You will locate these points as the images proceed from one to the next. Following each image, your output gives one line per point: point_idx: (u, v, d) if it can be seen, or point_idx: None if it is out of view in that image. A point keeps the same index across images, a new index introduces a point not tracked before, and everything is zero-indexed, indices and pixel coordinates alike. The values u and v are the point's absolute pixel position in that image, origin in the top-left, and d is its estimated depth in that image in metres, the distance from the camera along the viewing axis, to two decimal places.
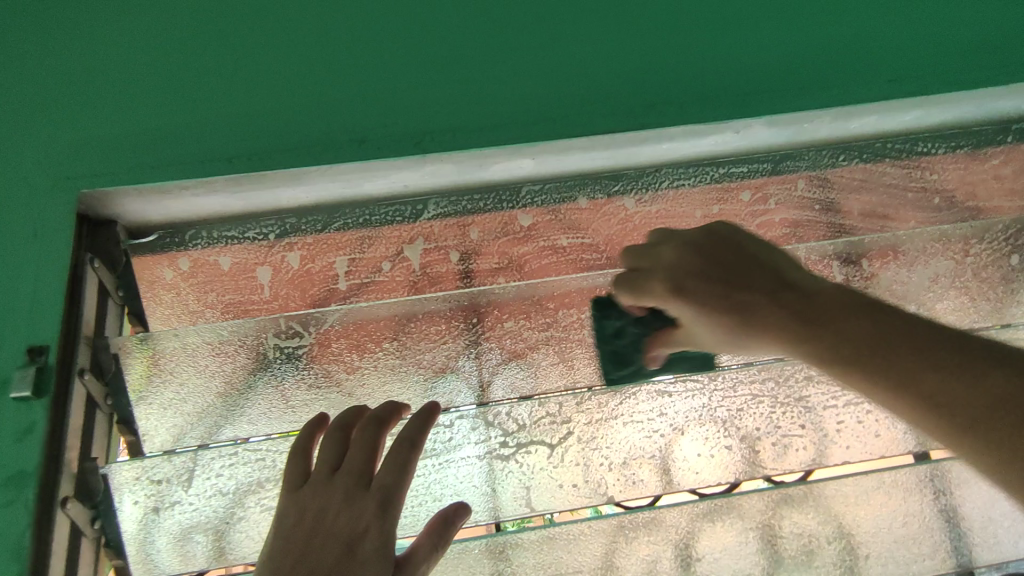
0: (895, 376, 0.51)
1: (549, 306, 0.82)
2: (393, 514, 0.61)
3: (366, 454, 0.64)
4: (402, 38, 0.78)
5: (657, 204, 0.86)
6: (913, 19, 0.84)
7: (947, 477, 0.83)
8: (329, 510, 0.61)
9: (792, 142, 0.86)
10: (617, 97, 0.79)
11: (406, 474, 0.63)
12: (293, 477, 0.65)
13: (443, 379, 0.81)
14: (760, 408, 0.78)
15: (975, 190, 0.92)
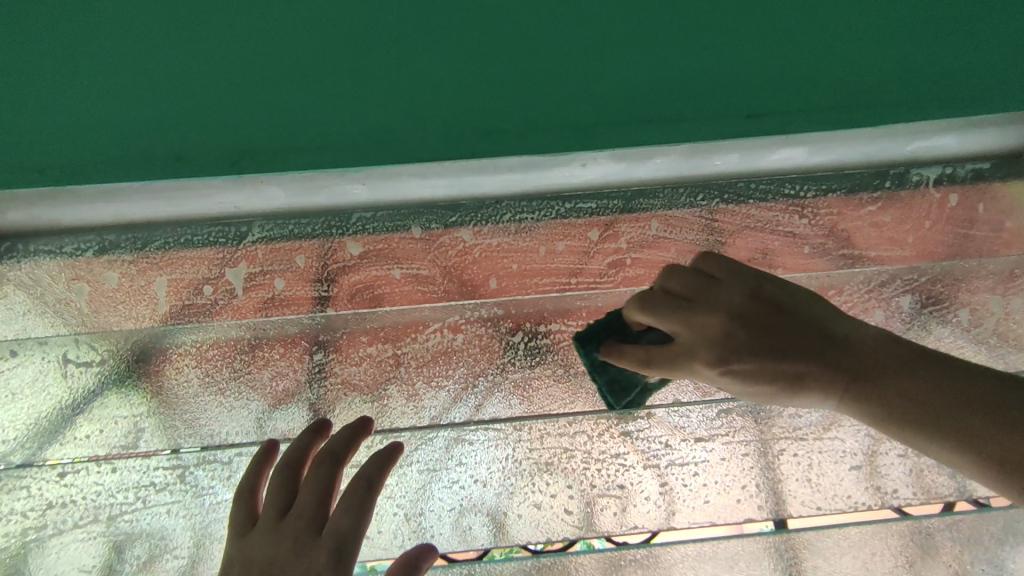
0: (964, 442, 0.55)
1: (364, 340, 0.81)
2: (347, 561, 0.57)
3: (321, 498, 0.61)
4: (218, 39, 0.69)
5: (497, 238, 0.82)
6: (801, 44, 0.74)
7: (797, 552, 0.75)
8: (279, 561, 0.57)
9: (645, 179, 0.81)
10: (456, 121, 0.72)
11: (363, 517, 0.59)
12: (239, 522, 0.62)
13: (282, 408, 0.78)
14: (573, 463, 0.73)
15: (850, 237, 0.86)
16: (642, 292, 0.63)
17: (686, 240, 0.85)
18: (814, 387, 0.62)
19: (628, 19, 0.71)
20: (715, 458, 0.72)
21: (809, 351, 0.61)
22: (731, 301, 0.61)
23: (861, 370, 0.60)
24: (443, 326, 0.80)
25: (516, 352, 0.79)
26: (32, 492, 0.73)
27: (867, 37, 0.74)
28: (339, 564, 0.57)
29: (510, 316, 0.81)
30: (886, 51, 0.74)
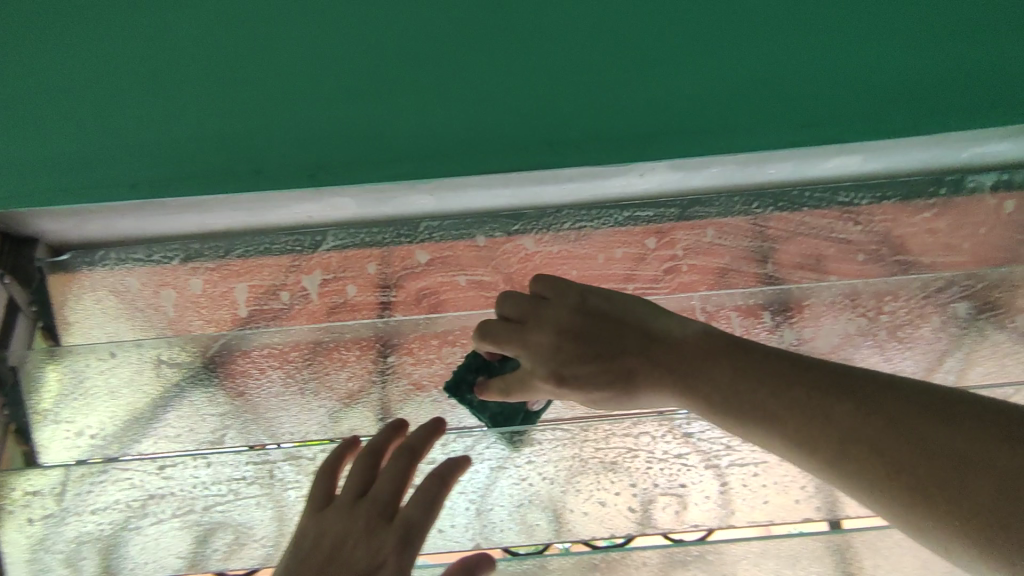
0: (913, 493, 0.48)
1: (434, 343, 0.83)
2: (411, 548, 0.63)
3: (394, 486, 0.65)
4: (301, 59, 0.73)
5: (558, 245, 0.86)
6: (861, 54, 0.75)
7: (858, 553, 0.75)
8: (351, 539, 0.63)
9: (701, 188, 0.84)
10: (521, 135, 0.75)
11: (432, 512, 0.64)
12: (318, 497, 0.67)
13: (349, 411, 0.82)
14: (636, 462, 0.75)
15: (905, 243, 0.87)
16: (520, 338, 0.66)
17: (740, 247, 0.88)
18: (843, 442, 0.52)
19: (690, 34, 0.74)
20: (776, 461, 0.74)
21: (814, 391, 0.54)
22: (676, 338, 0.63)
23: (865, 427, 0.51)
24: None
25: None
26: (135, 483, 0.77)
27: (927, 48, 0.75)
28: (404, 550, 0.62)
29: None
30: (946, 61, 0.75)
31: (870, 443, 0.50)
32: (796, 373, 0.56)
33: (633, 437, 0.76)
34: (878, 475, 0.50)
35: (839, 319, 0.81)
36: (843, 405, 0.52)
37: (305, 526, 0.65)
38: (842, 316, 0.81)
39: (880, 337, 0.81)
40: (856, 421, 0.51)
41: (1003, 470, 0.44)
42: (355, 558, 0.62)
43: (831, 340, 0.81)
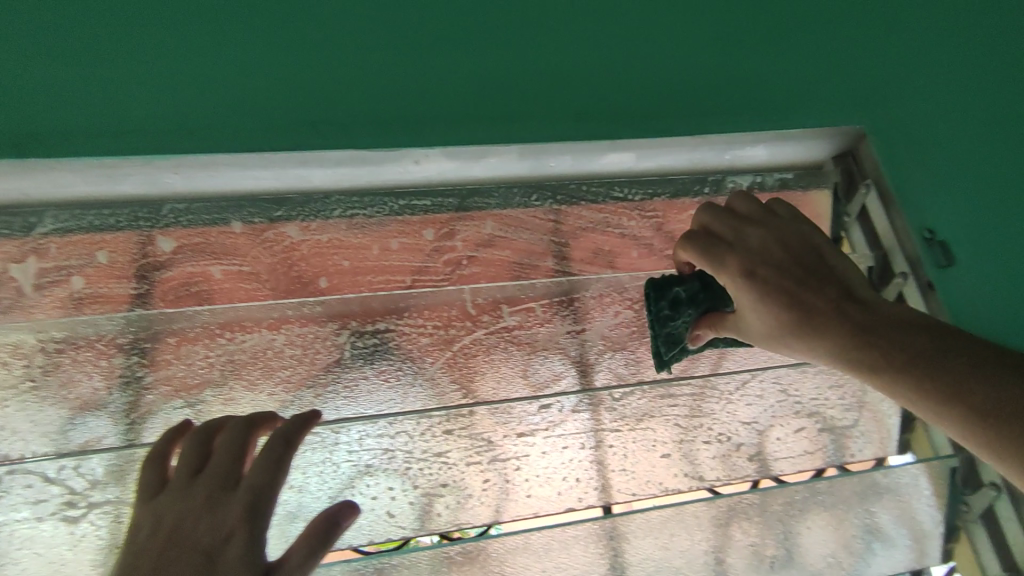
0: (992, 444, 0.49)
1: (172, 341, 0.73)
2: (262, 514, 0.55)
3: (233, 459, 0.60)
4: (11, 15, 0.65)
5: (327, 233, 0.80)
6: (617, 54, 0.79)
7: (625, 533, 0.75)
8: (189, 515, 0.55)
9: (477, 178, 0.82)
10: (276, 113, 0.71)
11: (279, 472, 0.58)
12: (149, 486, 0.60)
13: (87, 416, 0.70)
14: (395, 463, 0.71)
15: (673, 238, 0.91)
16: (737, 228, 0.64)
17: (519, 239, 0.87)
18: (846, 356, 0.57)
19: (451, 24, 0.74)
20: (533, 453, 0.75)
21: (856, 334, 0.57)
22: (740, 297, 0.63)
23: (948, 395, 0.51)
24: (263, 324, 0.74)
25: (344, 353, 0.76)
26: None
27: (676, 54, 0.81)
28: (254, 517, 0.55)
29: (338, 314, 0.76)
30: (692, 66, 0.81)
31: (925, 378, 0.53)
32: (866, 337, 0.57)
33: (388, 438, 0.71)
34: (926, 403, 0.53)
35: (604, 313, 0.83)
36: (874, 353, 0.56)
37: (144, 515, 0.57)
38: (610, 309, 0.84)
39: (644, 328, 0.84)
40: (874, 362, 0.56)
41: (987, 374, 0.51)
42: (196, 535, 0.54)
43: (598, 332, 0.83)
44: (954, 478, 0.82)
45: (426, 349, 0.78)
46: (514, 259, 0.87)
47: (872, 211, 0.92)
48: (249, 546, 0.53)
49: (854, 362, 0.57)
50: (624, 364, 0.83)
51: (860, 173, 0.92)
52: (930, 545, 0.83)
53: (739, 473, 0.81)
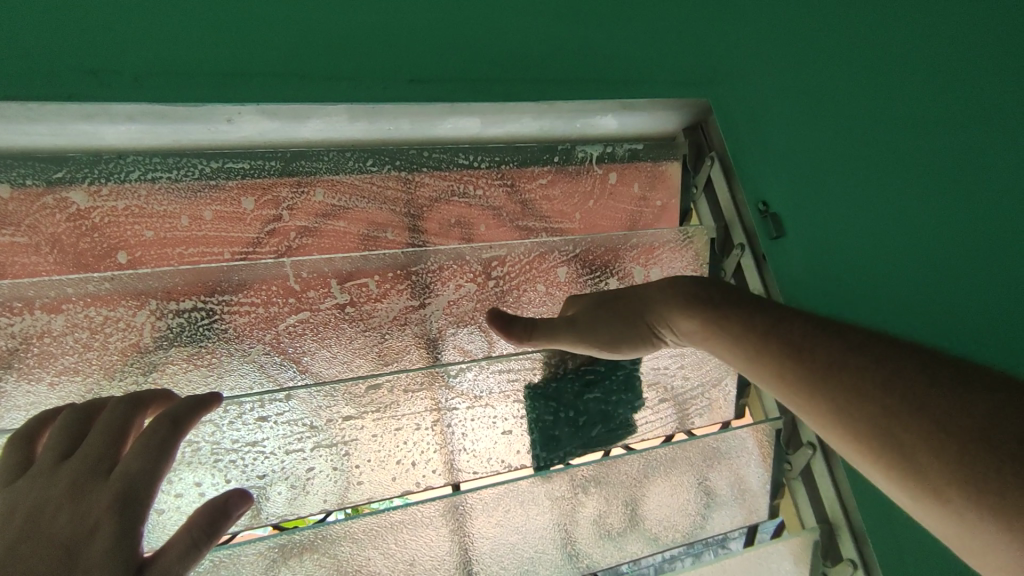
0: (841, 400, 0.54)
1: None
2: (139, 504, 0.48)
3: (115, 439, 0.52)
4: None
5: (124, 201, 0.70)
6: (457, 8, 0.73)
7: (469, 513, 0.73)
8: (48, 504, 0.47)
9: (303, 139, 0.75)
10: (40, 56, 0.59)
11: (164, 457, 0.50)
12: (7, 470, 0.50)
13: None
14: (201, 457, 0.64)
15: (523, 208, 0.89)
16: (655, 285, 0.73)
17: (355, 207, 0.80)
18: (737, 338, 0.64)
19: None
20: (363, 437, 0.70)
21: (753, 312, 0.65)
22: (638, 287, 0.74)
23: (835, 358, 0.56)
24: (34, 306, 0.63)
25: (143, 336, 0.67)
26: None
27: (520, 12, 0.76)
28: (126, 506, 0.47)
29: (129, 295, 0.66)
30: (536, 26, 0.77)
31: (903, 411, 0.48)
32: (705, 292, 0.69)
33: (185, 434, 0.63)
34: (795, 377, 0.58)
35: (446, 287, 0.79)
36: (796, 327, 0.61)
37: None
38: (453, 282, 0.80)
39: (489, 301, 0.81)
40: (778, 333, 0.61)
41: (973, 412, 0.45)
42: (55, 527, 0.46)
43: (439, 307, 0.79)
44: (778, 437, 0.89)
45: (243, 329, 0.70)
46: (353, 229, 0.81)
47: (716, 183, 0.94)
48: (119, 538, 0.45)
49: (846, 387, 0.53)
50: (468, 342, 0.81)
51: (708, 146, 0.94)
52: (758, 503, 0.88)
53: (583, 445, 0.82)
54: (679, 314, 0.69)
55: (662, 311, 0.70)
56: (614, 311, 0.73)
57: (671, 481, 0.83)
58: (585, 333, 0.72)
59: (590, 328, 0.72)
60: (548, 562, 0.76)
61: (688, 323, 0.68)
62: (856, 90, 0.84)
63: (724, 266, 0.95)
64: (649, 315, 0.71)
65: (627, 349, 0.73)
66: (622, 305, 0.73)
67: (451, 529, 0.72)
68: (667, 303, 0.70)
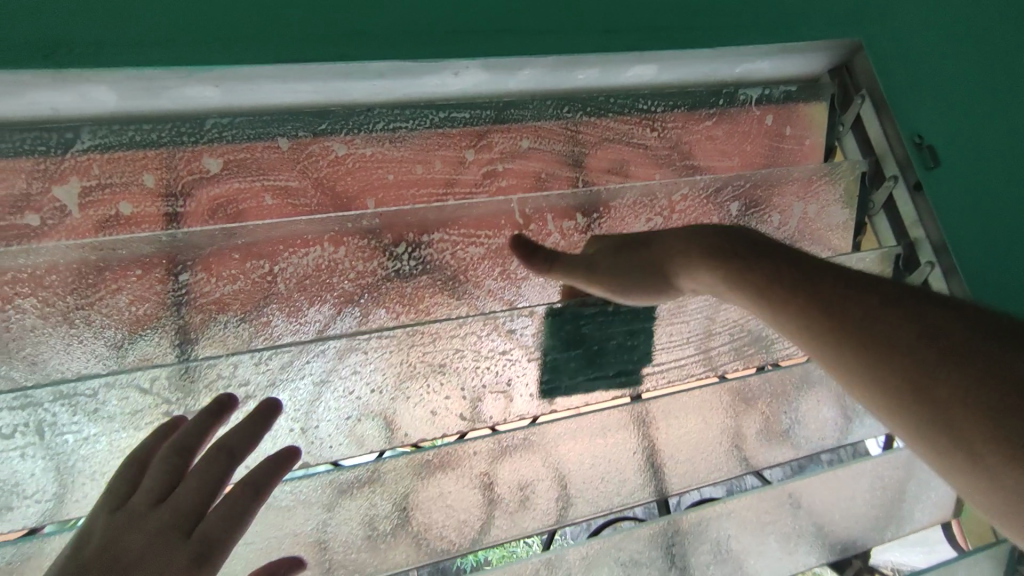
0: (957, 391, 0.42)
1: (235, 257, 0.73)
2: (211, 568, 0.48)
3: (206, 484, 0.50)
4: None
5: (372, 147, 0.80)
6: None
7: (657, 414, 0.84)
8: (132, 551, 0.46)
9: (513, 90, 0.83)
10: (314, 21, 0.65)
11: (242, 527, 0.50)
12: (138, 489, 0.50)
13: (171, 332, 0.72)
14: (465, 362, 0.77)
15: (692, 148, 0.98)
16: (642, 237, 0.68)
17: (560, 151, 0.91)
18: (806, 311, 0.52)
19: None
20: (587, 348, 0.83)
21: (763, 257, 0.58)
22: (654, 232, 0.67)
23: (900, 337, 0.46)
24: (325, 238, 0.75)
25: (404, 263, 0.80)
26: None
27: None
28: (199, 568, 0.47)
29: (390, 228, 0.76)
30: None
31: (938, 377, 0.43)
32: (728, 241, 0.61)
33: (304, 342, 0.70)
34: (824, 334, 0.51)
35: (637, 219, 0.88)
36: (847, 303, 0.50)
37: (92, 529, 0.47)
38: (640, 215, 0.88)
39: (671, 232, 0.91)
40: (803, 288, 0.53)
41: (929, 365, 0.44)
42: (136, 569, 0.46)
43: (633, 236, 0.89)
44: None
45: (481, 257, 0.82)
46: (561, 168, 0.92)
47: (865, 119, 1.00)
48: None
49: (904, 381, 0.45)
50: None
51: (854, 88, 0.98)
52: None
53: (733, 353, 0.88)
54: (682, 260, 0.63)
55: (682, 262, 0.63)
56: (630, 256, 0.67)
57: (830, 389, 0.92)
58: (600, 276, 0.69)
59: (604, 275, 0.68)
60: (722, 464, 0.88)
61: (708, 274, 0.60)
62: (999, 48, 0.88)
63: (873, 201, 1.01)
64: (669, 263, 0.64)
65: (637, 293, 0.68)
66: (643, 253, 0.67)
67: (646, 437, 0.84)
68: (686, 252, 0.62)
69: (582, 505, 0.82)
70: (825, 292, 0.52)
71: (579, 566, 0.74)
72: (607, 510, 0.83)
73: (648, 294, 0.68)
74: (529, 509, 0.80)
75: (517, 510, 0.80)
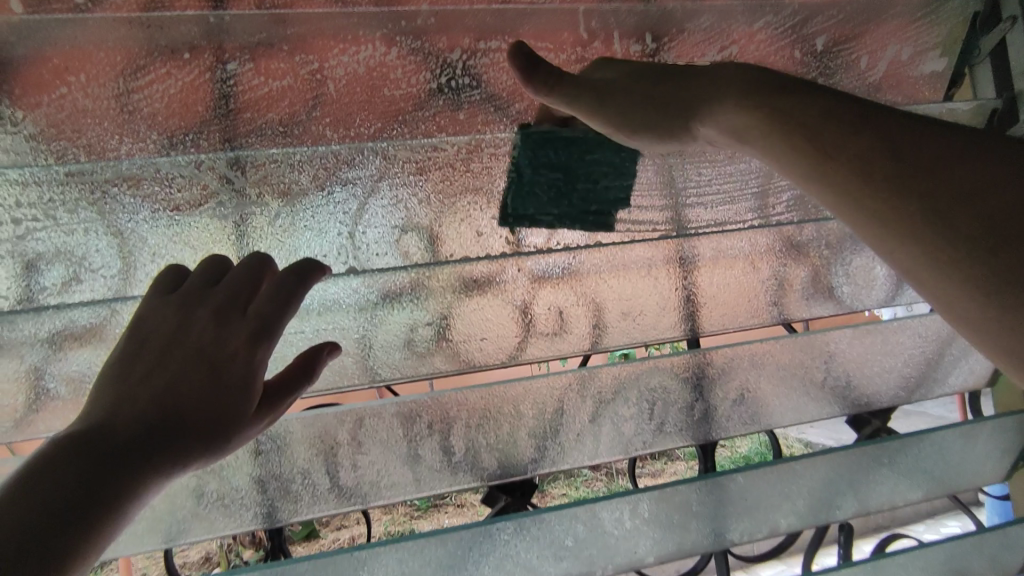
0: (985, 281, 0.47)
1: (286, 50, 0.69)
2: (266, 344, 0.58)
3: (254, 285, 0.59)
4: None
5: None
6: None
7: (698, 257, 0.83)
8: (195, 329, 0.57)
9: None
10: None
11: (290, 309, 0.58)
12: (204, 285, 0.59)
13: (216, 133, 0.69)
14: (514, 181, 0.75)
15: None
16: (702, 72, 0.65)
17: None
18: (832, 162, 0.53)
19: None
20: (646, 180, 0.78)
21: (820, 94, 0.56)
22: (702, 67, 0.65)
23: (946, 210, 0.48)
24: (377, 37, 0.70)
25: (456, 70, 0.75)
26: None
27: None
28: (256, 342, 0.57)
29: (444, 33, 0.72)
30: None
31: (947, 238, 0.48)
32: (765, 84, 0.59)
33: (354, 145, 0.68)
34: (850, 192, 0.52)
35: (710, 47, 0.81)
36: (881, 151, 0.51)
37: (149, 314, 0.57)
38: (713, 44, 0.81)
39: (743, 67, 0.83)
40: (870, 133, 0.52)
41: (982, 221, 0.47)
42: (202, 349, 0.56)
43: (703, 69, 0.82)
44: None
45: None
46: None
47: None
48: (252, 371, 0.57)
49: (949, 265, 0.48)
50: None
51: None
52: None
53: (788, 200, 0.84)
54: (717, 101, 0.62)
55: (709, 101, 0.62)
56: (661, 97, 0.66)
57: None
58: (608, 106, 0.66)
59: (667, 118, 0.67)
60: (762, 314, 0.88)
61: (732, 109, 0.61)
62: None
63: (981, 46, 0.88)
64: (694, 102, 0.64)
65: (652, 135, 0.68)
66: (676, 92, 0.65)
67: (687, 279, 0.84)
68: (720, 89, 0.62)
69: (617, 335, 0.83)
70: (849, 127, 0.53)
71: (611, 388, 0.76)
72: (640, 344, 0.85)
73: (660, 133, 0.68)
74: (565, 335, 0.82)
75: (554, 333, 0.81)
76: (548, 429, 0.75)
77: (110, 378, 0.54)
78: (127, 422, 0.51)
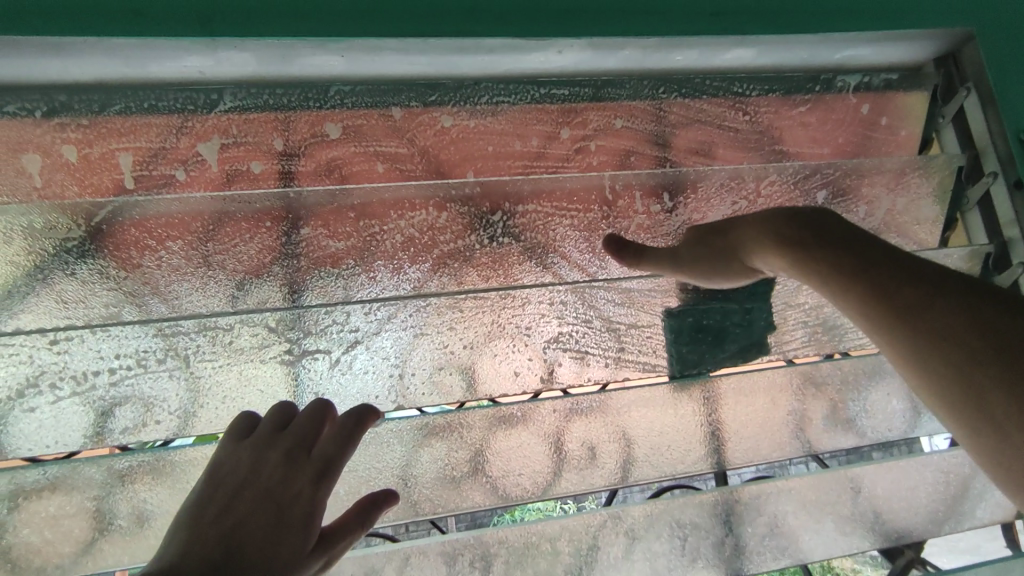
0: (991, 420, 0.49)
1: (351, 216, 0.78)
2: (326, 483, 0.63)
3: (317, 428, 0.65)
4: None
5: (476, 119, 0.85)
6: None
7: (721, 393, 0.87)
8: (264, 470, 0.63)
9: (614, 70, 0.85)
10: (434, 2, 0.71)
11: (349, 450, 0.64)
12: (273, 428, 0.65)
13: (290, 282, 0.79)
14: (550, 325, 0.81)
15: (782, 134, 0.97)
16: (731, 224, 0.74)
17: (660, 131, 0.93)
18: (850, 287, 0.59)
19: None
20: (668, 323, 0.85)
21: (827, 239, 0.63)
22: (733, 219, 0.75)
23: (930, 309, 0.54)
24: (430, 203, 0.80)
25: (497, 228, 0.84)
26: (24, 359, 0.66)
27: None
28: (320, 484, 0.63)
29: (487, 198, 0.81)
30: None
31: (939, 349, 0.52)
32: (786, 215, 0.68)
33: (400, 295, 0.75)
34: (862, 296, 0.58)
35: (723, 201, 0.91)
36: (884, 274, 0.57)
37: (225, 458, 0.64)
38: (725, 199, 0.90)
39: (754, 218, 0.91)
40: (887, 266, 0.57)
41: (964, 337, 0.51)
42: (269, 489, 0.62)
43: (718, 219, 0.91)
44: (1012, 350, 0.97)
45: (569, 232, 0.86)
46: (653, 151, 0.93)
47: (969, 114, 0.95)
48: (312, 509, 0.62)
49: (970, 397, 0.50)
50: None
51: (959, 79, 0.94)
52: None
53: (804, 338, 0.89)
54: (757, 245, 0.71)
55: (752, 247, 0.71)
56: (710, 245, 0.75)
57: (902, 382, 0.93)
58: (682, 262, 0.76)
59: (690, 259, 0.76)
60: (784, 444, 0.92)
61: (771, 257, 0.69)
62: None
63: (968, 196, 0.97)
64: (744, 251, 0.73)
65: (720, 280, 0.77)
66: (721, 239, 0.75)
67: (713, 413, 0.88)
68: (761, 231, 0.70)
69: (646, 466, 0.87)
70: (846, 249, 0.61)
71: (643, 524, 0.79)
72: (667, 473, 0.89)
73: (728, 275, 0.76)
74: (597, 466, 0.86)
75: (587, 465, 0.85)
76: (583, 565, 0.77)
77: (185, 519, 0.59)
78: (199, 559, 0.55)
